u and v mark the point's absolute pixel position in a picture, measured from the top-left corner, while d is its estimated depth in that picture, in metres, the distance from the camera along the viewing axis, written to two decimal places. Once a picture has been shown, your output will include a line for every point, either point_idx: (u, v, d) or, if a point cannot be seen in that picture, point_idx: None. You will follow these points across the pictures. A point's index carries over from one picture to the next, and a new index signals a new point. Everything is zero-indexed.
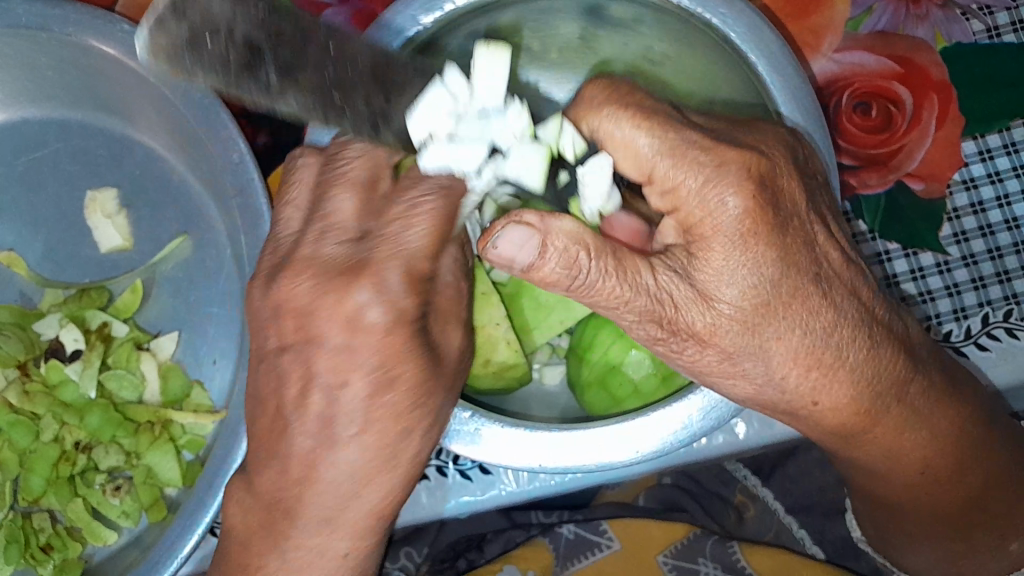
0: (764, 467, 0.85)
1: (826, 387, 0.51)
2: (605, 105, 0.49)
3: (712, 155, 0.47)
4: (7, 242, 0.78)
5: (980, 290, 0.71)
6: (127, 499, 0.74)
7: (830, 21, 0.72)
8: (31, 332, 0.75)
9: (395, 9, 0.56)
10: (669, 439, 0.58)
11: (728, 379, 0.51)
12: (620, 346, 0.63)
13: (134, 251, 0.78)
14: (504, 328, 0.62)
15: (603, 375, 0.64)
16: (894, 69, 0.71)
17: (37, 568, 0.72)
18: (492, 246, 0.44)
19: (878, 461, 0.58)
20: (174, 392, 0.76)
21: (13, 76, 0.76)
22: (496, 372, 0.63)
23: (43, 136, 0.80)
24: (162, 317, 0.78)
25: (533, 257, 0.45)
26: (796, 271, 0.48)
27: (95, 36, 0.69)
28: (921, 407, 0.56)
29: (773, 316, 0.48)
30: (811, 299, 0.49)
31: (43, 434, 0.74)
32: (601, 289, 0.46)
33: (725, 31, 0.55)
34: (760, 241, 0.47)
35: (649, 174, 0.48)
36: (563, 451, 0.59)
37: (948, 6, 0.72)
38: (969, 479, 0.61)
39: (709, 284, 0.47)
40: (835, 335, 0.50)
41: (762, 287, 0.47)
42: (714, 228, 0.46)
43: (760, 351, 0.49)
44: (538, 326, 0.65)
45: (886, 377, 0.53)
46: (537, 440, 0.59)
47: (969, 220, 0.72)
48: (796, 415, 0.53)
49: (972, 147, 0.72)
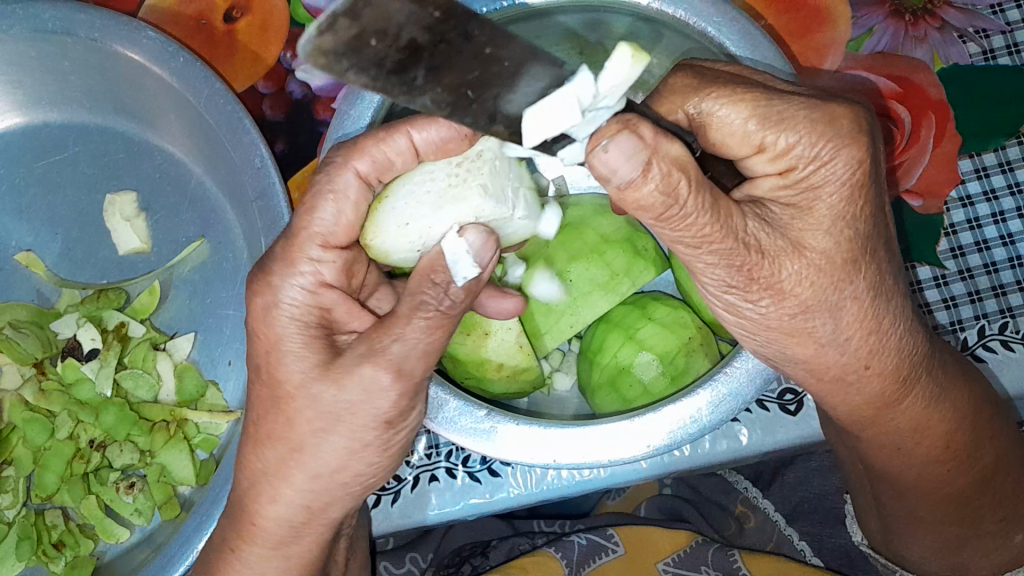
0: (764, 475, 0.87)
1: (878, 350, 0.53)
2: (701, 87, 0.47)
3: (823, 111, 0.46)
4: (26, 243, 0.80)
5: (977, 303, 0.74)
6: (140, 497, 0.74)
7: (832, 41, 0.74)
8: (48, 331, 0.77)
9: None
10: (679, 433, 0.60)
11: (794, 339, 0.51)
12: (629, 350, 0.65)
13: (151, 254, 0.80)
14: (515, 332, 0.64)
15: (612, 377, 0.66)
16: (893, 89, 0.74)
17: (49, 564, 0.73)
18: (600, 151, 0.42)
19: (903, 437, 0.59)
20: (189, 391, 0.77)
21: (38, 80, 0.79)
22: (509, 376, 0.65)
23: (62, 140, 0.81)
24: (178, 318, 0.79)
25: (635, 173, 0.43)
26: (874, 232, 0.50)
27: (120, 43, 0.71)
28: (941, 389, 0.59)
29: (855, 273, 0.49)
30: (879, 260, 0.50)
31: (59, 431, 0.75)
32: (690, 224, 0.46)
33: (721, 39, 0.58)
34: (862, 197, 0.47)
35: (757, 147, 0.47)
36: (575, 447, 0.61)
37: (945, 28, 0.75)
38: (977, 470, 0.63)
39: (803, 232, 0.48)
40: (892, 301, 0.52)
41: (852, 239, 0.48)
42: (823, 180, 0.47)
43: (832, 307, 0.50)
44: (549, 331, 0.67)
45: (919, 352, 0.55)
46: (548, 438, 0.61)
47: (966, 235, 0.75)
48: (844, 382, 0.54)
49: (968, 165, 0.75)
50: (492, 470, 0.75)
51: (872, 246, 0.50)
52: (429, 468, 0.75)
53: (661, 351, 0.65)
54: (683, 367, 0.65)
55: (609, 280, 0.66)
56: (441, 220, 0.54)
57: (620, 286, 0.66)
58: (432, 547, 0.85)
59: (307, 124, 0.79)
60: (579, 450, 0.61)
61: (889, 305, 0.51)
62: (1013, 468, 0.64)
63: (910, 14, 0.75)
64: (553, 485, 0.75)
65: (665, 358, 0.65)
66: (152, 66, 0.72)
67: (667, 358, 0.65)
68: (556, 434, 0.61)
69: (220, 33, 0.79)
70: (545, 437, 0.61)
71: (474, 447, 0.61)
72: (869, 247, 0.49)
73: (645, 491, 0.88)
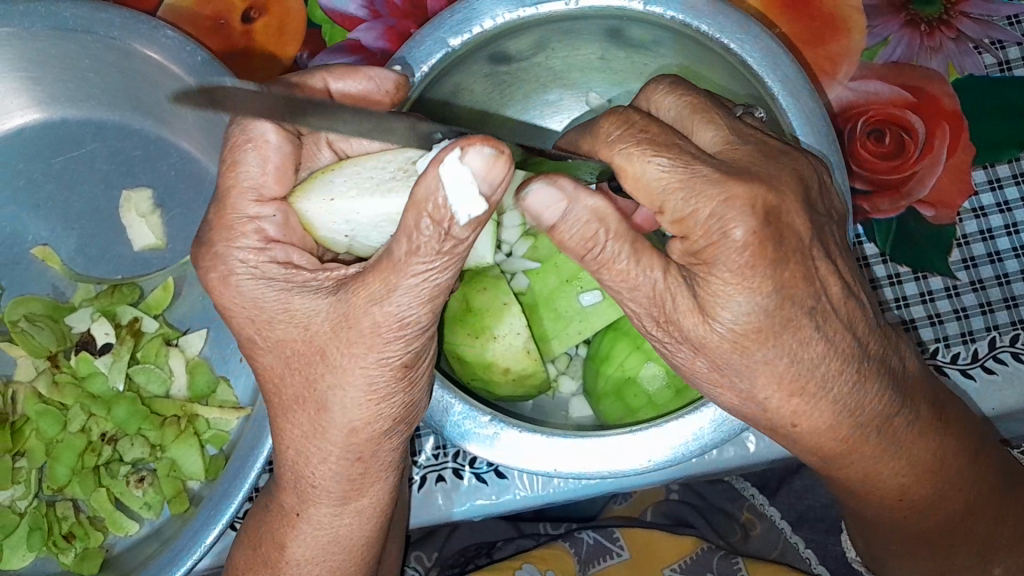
0: (770, 484, 0.86)
1: (805, 416, 0.53)
2: None
3: (722, 187, 0.47)
4: (43, 237, 0.81)
5: (988, 314, 0.74)
6: (150, 490, 0.76)
7: (847, 50, 0.75)
8: (63, 324, 0.78)
9: (424, 32, 0.61)
10: (662, 457, 0.61)
11: (718, 387, 0.53)
12: (636, 360, 0.65)
13: (166, 250, 0.81)
14: (523, 336, 0.64)
15: (618, 386, 0.66)
16: (906, 98, 0.74)
17: (59, 556, 0.74)
18: (523, 198, 0.48)
19: (859, 484, 0.60)
20: (200, 387, 0.78)
21: (58, 76, 0.79)
22: (515, 380, 0.65)
23: (80, 136, 0.82)
24: (190, 315, 0.80)
25: (555, 217, 0.48)
26: (790, 304, 0.49)
27: (140, 41, 0.72)
28: (908, 437, 0.58)
29: (761, 344, 0.49)
30: (803, 331, 0.50)
31: (71, 424, 0.76)
32: (611, 267, 0.50)
33: (743, 56, 0.60)
34: (755, 272, 0.47)
35: (660, 206, 0.48)
36: (582, 460, 0.61)
37: (961, 39, 0.75)
38: (938, 511, 0.63)
39: (710, 300, 0.48)
40: (824, 366, 0.51)
41: (758, 314, 0.48)
42: (716, 253, 0.47)
43: (746, 372, 0.50)
44: (556, 334, 0.67)
45: (868, 412, 0.55)
46: (557, 446, 0.61)
47: (978, 246, 0.75)
48: (781, 438, 0.55)
49: (982, 176, 0.75)
50: (499, 471, 0.75)
51: (787, 326, 0.49)
52: (436, 468, 0.75)
53: (666, 365, 0.65)
54: (688, 378, 0.66)
55: None
56: (366, 206, 0.52)
57: None
58: (438, 547, 0.85)
59: None
60: (582, 458, 0.61)
61: (819, 373, 0.51)
62: (993, 503, 0.64)
63: (926, 24, 0.75)
64: (559, 490, 0.75)
65: (672, 370, 0.65)
66: (169, 65, 0.72)
67: (673, 370, 0.66)
68: (562, 443, 0.61)
69: (237, 33, 0.79)
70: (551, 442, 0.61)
71: (474, 450, 0.62)
72: (749, 340, 0.49)
73: (651, 496, 0.88)
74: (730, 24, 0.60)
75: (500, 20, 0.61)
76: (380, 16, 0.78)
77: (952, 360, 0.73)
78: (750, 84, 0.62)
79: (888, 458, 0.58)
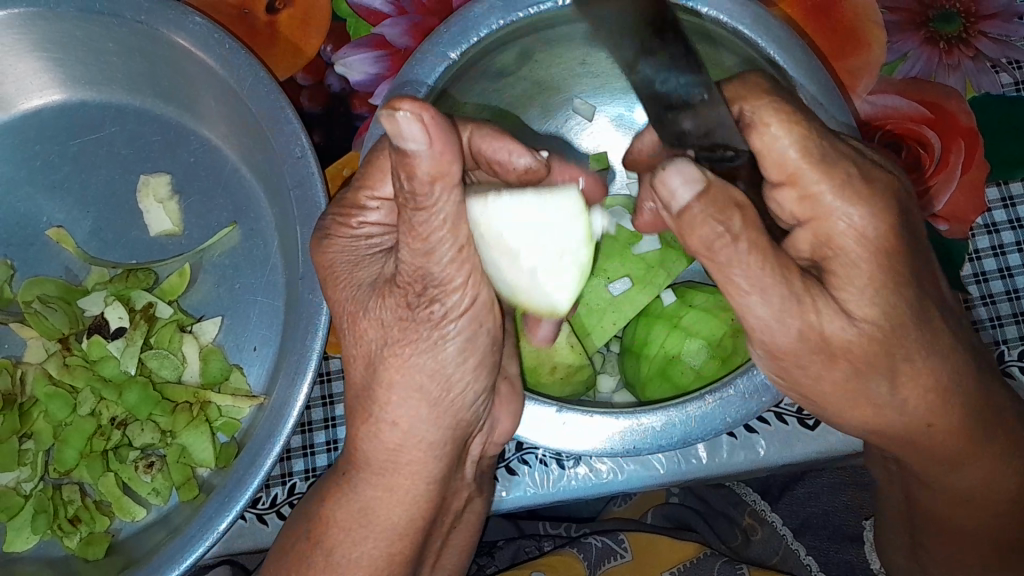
0: (773, 489, 0.87)
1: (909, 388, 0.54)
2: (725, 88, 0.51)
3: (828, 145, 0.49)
4: (58, 218, 0.80)
5: (998, 328, 0.75)
6: (159, 476, 0.76)
7: (866, 64, 0.76)
8: (75, 307, 0.77)
9: (424, 47, 0.60)
10: (737, 414, 0.60)
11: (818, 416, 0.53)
12: (677, 338, 0.67)
13: (182, 237, 0.81)
14: (565, 332, 0.67)
15: (663, 367, 0.67)
16: (924, 113, 0.75)
17: (63, 539, 0.74)
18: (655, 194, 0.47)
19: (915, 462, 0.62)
20: (213, 374, 0.77)
21: (80, 58, 0.79)
22: (563, 378, 0.67)
23: (99, 119, 0.82)
24: (206, 301, 0.80)
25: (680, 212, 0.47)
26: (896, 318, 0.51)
27: (166, 26, 0.72)
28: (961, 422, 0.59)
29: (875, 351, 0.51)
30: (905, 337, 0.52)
31: (81, 407, 0.75)
32: None
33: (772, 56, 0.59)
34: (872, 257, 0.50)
35: (792, 175, 0.49)
36: (659, 430, 0.60)
37: (978, 58, 0.77)
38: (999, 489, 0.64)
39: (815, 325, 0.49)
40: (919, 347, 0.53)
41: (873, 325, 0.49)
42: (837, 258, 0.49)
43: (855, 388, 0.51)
44: (596, 329, 0.70)
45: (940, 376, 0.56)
46: (628, 424, 0.61)
47: (989, 261, 0.76)
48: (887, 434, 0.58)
49: (995, 193, 0.76)
50: (510, 467, 0.76)
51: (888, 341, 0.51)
52: None
53: (708, 336, 0.66)
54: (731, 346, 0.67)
55: (645, 273, 0.70)
56: (543, 258, 0.57)
57: (655, 278, 0.70)
58: None
59: (344, 118, 0.81)
60: (658, 429, 0.60)
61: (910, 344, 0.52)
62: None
63: (944, 42, 0.77)
64: (569, 488, 0.76)
65: (713, 342, 0.66)
66: (196, 52, 0.72)
67: (715, 341, 0.66)
68: (634, 419, 0.61)
69: (262, 25, 0.80)
70: (619, 422, 0.61)
71: (549, 443, 0.62)
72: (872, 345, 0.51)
73: (652, 499, 0.89)
74: (741, 12, 0.59)
75: (497, 28, 0.60)
76: (405, 13, 0.77)
77: None
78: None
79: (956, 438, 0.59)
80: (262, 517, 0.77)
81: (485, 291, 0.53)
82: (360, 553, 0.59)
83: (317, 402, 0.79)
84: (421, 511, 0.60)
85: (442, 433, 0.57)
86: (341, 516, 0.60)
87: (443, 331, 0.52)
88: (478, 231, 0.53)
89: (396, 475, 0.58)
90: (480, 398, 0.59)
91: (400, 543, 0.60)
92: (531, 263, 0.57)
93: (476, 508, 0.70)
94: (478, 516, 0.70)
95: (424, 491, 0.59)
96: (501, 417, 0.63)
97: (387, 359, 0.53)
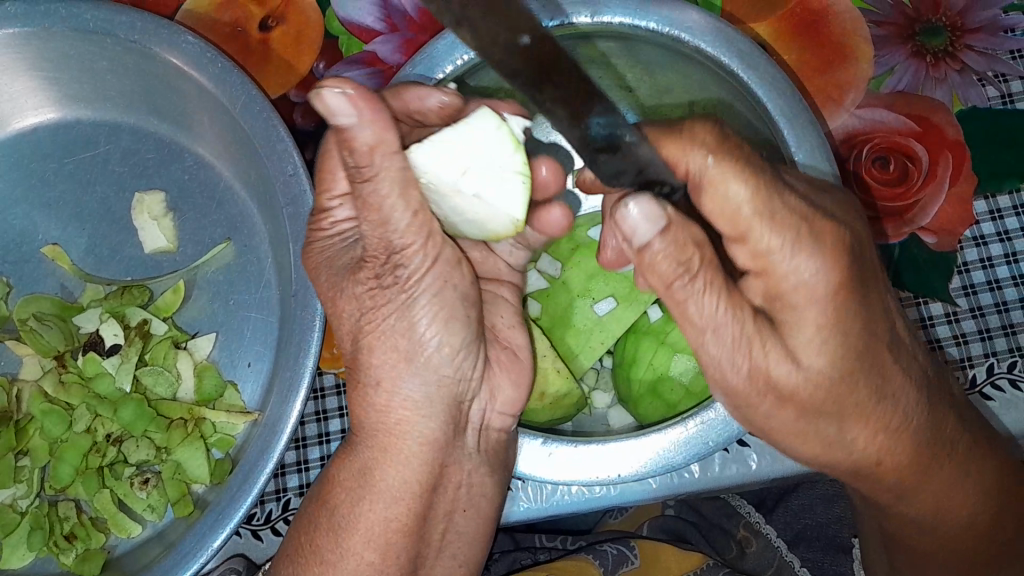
0: (767, 501, 0.87)
1: (869, 436, 0.55)
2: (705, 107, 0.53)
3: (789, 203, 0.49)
4: (53, 236, 0.81)
5: (986, 340, 0.75)
6: (154, 493, 0.76)
7: (854, 78, 0.76)
8: (71, 324, 0.78)
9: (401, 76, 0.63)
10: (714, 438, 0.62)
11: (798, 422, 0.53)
12: (663, 356, 0.68)
13: (177, 254, 0.81)
14: (552, 356, 0.67)
15: (652, 385, 0.68)
16: (911, 127, 0.76)
17: (59, 556, 0.74)
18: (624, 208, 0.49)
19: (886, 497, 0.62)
20: (208, 391, 0.78)
21: (75, 77, 0.80)
22: (552, 404, 0.67)
23: (94, 137, 0.83)
24: (200, 317, 0.80)
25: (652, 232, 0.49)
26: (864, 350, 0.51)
27: (160, 45, 0.73)
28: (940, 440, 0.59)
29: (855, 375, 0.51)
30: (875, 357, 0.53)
31: (77, 424, 0.76)
32: None
33: (748, 78, 0.61)
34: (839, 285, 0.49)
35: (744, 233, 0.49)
36: (639, 456, 0.63)
37: (965, 71, 0.77)
38: (979, 521, 0.64)
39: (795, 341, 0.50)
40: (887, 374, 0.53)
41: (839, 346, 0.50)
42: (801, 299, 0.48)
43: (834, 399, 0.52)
44: (582, 351, 0.71)
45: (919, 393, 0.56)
46: (609, 452, 0.63)
47: (978, 274, 0.76)
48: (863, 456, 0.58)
49: (983, 206, 0.77)
50: None
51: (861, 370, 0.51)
52: None
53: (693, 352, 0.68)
54: None
55: (629, 291, 0.70)
56: (483, 183, 0.57)
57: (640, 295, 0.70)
58: None
59: None
60: (638, 456, 0.63)
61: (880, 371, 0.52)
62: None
63: (931, 55, 0.77)
64: (562, 502, 0.76)
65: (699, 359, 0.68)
66: (189, 70, 0.73)
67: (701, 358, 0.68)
68: (615, 447, 0.63)
69: (256, 42, 0.81)
70: (600, 451, 0.63)
71: (535, 475, 0.64)
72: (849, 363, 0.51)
73: (647, 510, 0.89)
74: (717, 34, 0.61)
75: (458, 66, 0.63)
76: (397, 30, 0.79)
77: None
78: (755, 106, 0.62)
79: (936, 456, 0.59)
80: (257, 533, 0.77)
81: (449, 249, 0.54)
82: (358, 515, 0.57)
83: (311, 417, 0.79)
84: (424, 478, 0.58)
85: (426, 391, 0.57)
86: (344, 477, 0.58)
87: (410, 292, 0.54)
88: (418, 172, 0.53)
89: (389, 439, 0.57)
90: (467, 356, 0.58)
91: (404, 511, 0.57)
92: (476, 190, 0.57)
93: (487, 491, 0.63)
94: (493, 501, 0.63)
95: (424, 456, 0.58)
96: (501, 382, 0.62)
97: (365, 333, 0.55)
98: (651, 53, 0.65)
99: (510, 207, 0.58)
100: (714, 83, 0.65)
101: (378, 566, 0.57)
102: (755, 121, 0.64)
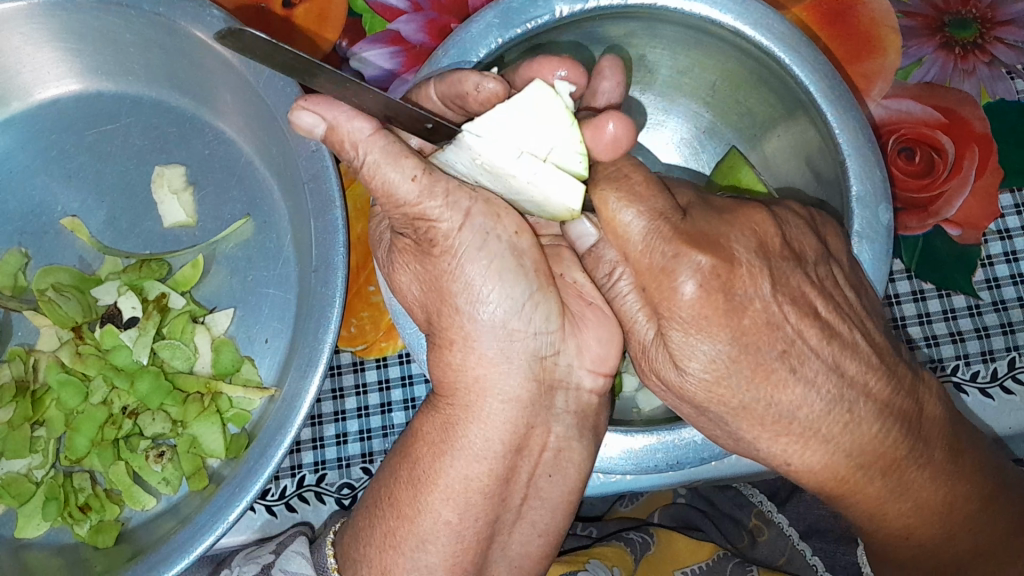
0: (781, 493, 0.87)
1: (773, 439, 0.55)
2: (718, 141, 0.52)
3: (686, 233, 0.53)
4: (72, 208, 0.81)
5: (1009, 334, 0.75)
6: (169, 466, 0.76)
7: (881, 68, 0.76)
8: (89, 296, 0.77)
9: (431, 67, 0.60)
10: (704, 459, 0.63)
11: (779, 414, 0.53)
12: None
13: (196, 229, 0.81)
14: None
15: None
16: (937, 118, 0.75)
17: (73, 526, 0.74)
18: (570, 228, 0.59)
19: (829, 489, 0.58)
20: (225, 365, 0.78)
21: (96, 50, 0.80)
22: None
23: (114, 110, 0.83)
24: (218, 293, 0.80)
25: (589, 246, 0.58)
26: (758, 345, 0.53)
27: (185, 19, 0.72)
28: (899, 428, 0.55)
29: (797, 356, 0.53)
30: (795, 350, 0.53)
31: (92, 396, 0.76)
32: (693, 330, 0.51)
33: (778, 54, 0.60)
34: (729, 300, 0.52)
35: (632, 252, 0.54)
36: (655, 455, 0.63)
37: (994, 64, 0.77)
38: (920, 535, 0.61)
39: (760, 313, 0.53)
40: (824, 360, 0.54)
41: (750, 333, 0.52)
42: (674, 306, 0.53)
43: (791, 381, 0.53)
44: None
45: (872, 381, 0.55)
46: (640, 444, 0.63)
47: (1001, 267, 0.76)
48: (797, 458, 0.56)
49: (1009, 200, 0.76)
50: None
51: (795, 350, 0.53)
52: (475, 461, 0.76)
53: None
54: None
55: None
56: (522, 177, 0.51)
57: None
58: None
59: None
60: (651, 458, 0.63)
61: (806, 346, 0.53)
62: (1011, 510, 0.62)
63: (960, 47, 0.77)
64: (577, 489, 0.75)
65: None
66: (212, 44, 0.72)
67: None
68: (646, 445, 0.63)
69: None
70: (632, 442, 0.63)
71: None
72: (781, 341, 0.53)
73: (657, 500, 0.89)
74: (753, 13, 0.60)
75: (497, 45, 0.60)
76: (421, 9, 0.79)
77: (973, 378, 0.75)
78: (777, 78, 0.63)
79: (939, 455, 0.58)
80: (270, 509, 0.77)
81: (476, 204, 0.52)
82: (452, 478, 0.54)
83: (327, 395, 0.79)
84: (509, 441, 0.55)
85: (499, 351, 0.54)
86: (429, 436, 0.56)
87: (454, 253, 0.52)
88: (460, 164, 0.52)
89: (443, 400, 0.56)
90: (536, 309, 0.55)
91: (488, 472, 0.55)
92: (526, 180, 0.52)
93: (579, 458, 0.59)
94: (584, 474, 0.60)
95: (508, 416, 0.55)
96: (591, 341, 0.59)
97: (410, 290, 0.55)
98: (672, 32, 0.65)
99: (559, 199, 0.52)
100: (740, 58, 0.64)
101: (456, 526, 0.55)
102: (776, 95, 0.66)
